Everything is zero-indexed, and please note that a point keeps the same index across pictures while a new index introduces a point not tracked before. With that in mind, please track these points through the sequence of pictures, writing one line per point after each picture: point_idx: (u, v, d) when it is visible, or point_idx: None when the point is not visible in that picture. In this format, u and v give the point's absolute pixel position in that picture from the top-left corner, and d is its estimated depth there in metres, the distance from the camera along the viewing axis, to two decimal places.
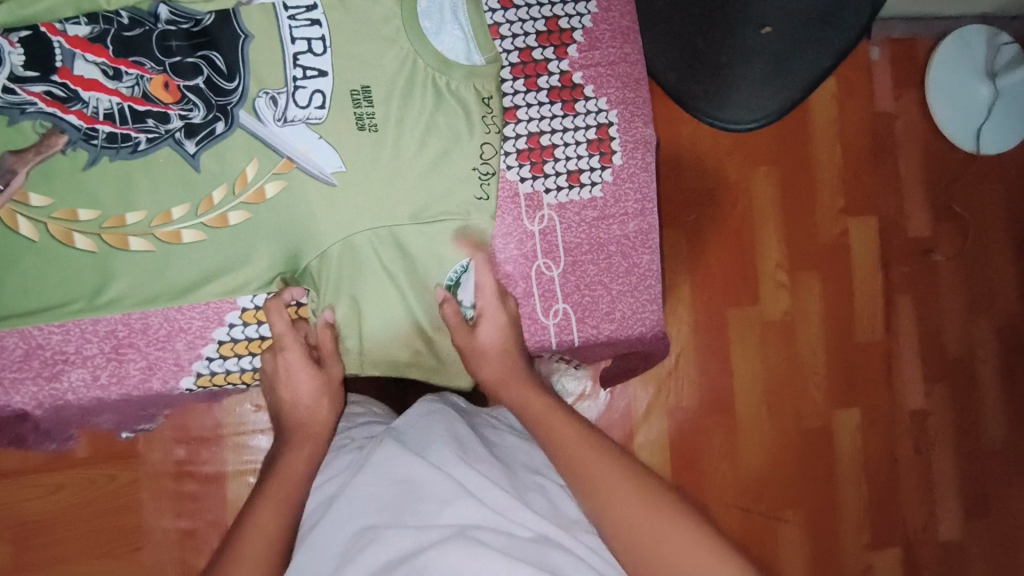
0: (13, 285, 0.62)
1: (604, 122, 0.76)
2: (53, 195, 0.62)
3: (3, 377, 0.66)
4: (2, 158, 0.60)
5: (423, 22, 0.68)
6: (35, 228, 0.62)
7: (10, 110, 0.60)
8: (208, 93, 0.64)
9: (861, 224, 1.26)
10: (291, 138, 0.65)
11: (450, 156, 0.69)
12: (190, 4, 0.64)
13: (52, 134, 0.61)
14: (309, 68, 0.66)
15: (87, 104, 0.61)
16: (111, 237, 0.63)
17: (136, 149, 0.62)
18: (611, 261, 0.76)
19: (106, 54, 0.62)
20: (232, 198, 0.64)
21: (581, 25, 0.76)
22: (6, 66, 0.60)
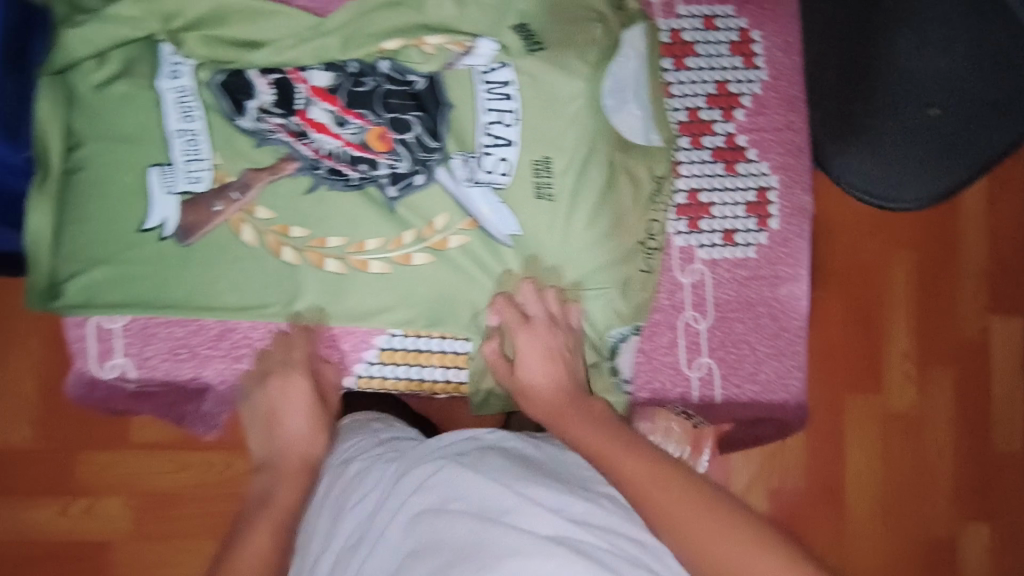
0: (225, 281, 0.71)
1: (763, 185, 0.77)
2: (275, 211, 0.72)
3: (200, 352, 0.73)
4: (243, 173, 0.71)
5: (606, 100, 0.76)
6: (255, 236, 0.71)
7: (255, 135, 0.71)
8: (414, 149, 0.73)
9: (1006, 323, 1.17)
10: (478, 198, 0.74)
11: (614, 230, 0.75)
12: (405, 59, 0.73)
13: (284, 162, 0.72)
14: (499, 137, 0.75)
15: (315, 142, 0.72)
16: (312, 255, 0.72)
17: (348, 184, 0.73)
18: (760, 321, 0.77)
19: (338, 104, 0.72)
20: (419, 241, 0.73)
21: (750, 90, 0.78)
22: (257, 98, 0.71)
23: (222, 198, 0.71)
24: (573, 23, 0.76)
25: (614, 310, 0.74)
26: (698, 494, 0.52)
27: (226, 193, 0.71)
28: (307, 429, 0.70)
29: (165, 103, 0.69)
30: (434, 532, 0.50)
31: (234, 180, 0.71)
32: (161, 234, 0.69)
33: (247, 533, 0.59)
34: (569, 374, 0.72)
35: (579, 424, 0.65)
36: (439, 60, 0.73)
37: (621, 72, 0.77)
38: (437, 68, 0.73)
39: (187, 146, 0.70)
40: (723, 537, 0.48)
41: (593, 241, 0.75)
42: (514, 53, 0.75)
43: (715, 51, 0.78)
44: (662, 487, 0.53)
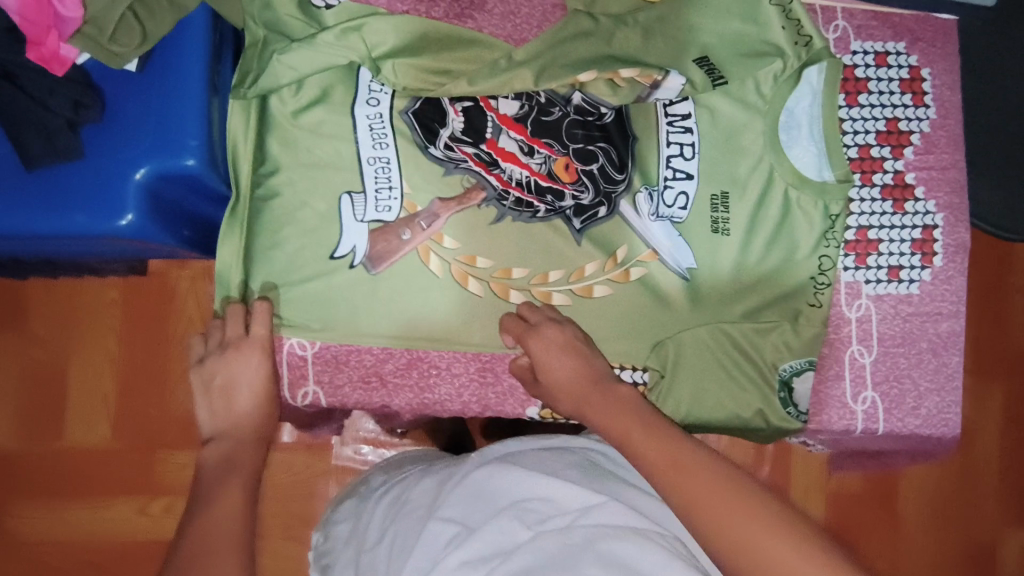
0: (414, 311, 0.71)
1: (930, 224, 0.78)
2: (462, 241, 0.71)
3: (388, 380, 0.73)
4: (431, 203, 0.71)
5: (781, 135, 0.78)
6: (443, 266, 0.71)
7: (446, 164, 0.71)
8: (600, 180, 0.74)
9: None
10: (658, 232, 0.75)
11: (785, 264, 0.77)
12: (598, 92, 0.73)
13: (473, 190, 0.71)
14: (678, 170, 0.76)
15: (504, 171, 0.72)
16: (498, 287, 0.72)
17: (534, 216, 0.72)
18: (921, 357, 0.78)
19: (526, 133, 0.72)
20: (601, 273, 0.74)
21: (919, 128, 0.79)
22: (448, 126, 0.71)
23: (412, 227, 0.70)
24: (753, 58, 0.76)
25: (785, 347, 0.76)
26: (698, 457, 0.51)
27: (416, 222, 0.70)
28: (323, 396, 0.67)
29: (359, 130, 0.70)
30: (569, 550, 0.53)
31: (423, 210, 0.70)
32: (352, 261, 0.69)
33: (213, 498, 0.55)
34: (579, 351, 0.65)
35: (597, 404, 0.60)
36: (630, 91, 0.74)
37: (798, 107, 0.78)
38: (627, 99, 0.74)
39: (379, 174, 0.70)
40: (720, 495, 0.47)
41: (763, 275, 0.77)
42: (699, 87, 0.75)
43: (886, 88, 0.79)
44: (725, 496, 0.47)
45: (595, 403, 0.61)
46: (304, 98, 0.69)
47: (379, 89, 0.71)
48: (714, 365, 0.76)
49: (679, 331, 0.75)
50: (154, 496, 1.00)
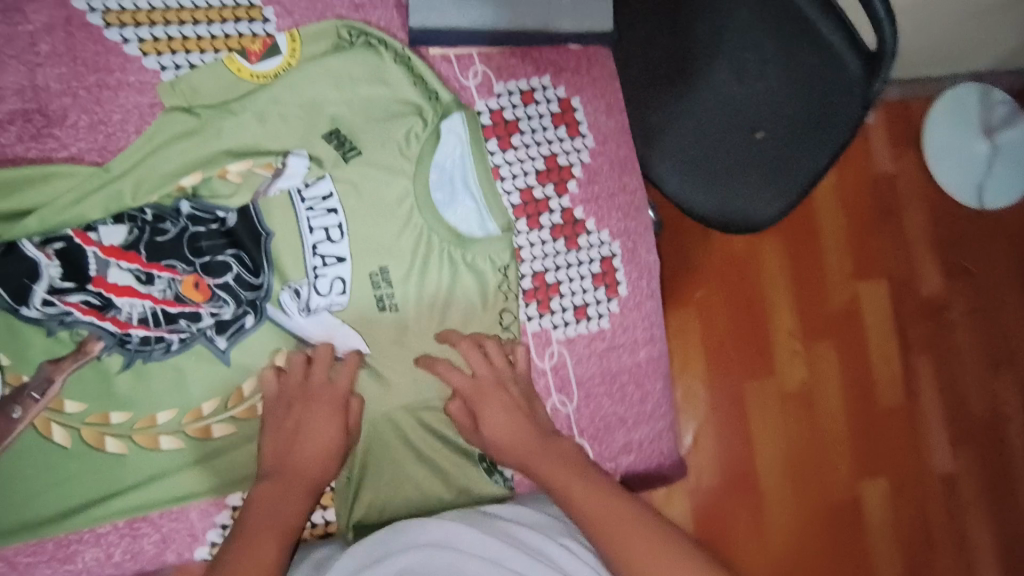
0: (54, 489, 0.65)
1: (607, 253, 0.76)
2: (86, 401, 0.65)
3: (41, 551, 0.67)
4: (42, 367, 0.64)
5: (434, 194, 0.72)
6: (69, 435, 0.65)
7: (49, 322, 0.64)
8: (237, 289, 0.69)
9: (875, 285, 1.11)
10: (314, 327, 0.70)
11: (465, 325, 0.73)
12: (210, 193, 0.68)
13: (89, 343, 0.65)
14: (328, 255, 0.70)
15: (121, 310, 0.66)
16: (141, 438, 0.67)
17: (168, 348, 0.67)
18: (624, 390, 0.76)
19: (140, 260, 0.66)
20: (262, 387, 0.69)
21: (579, 160, 0.77)
22: (42, 276, 0.64)
23: (21, 401, 0.63)
24: (388, 120, 0.72)
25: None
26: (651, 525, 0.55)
27: (25, 395, 0.63)
28: (316, 453, 0.64)
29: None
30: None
31: (31, 379, 0.64)
32: None
33: (250, 542, 0.55)
34: (527, 350, 0.72)
35: (544, 458, 0.64)
36: (245, 185, 0.68)
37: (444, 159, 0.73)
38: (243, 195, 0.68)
39: None
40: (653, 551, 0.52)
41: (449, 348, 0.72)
42: (329, 164, 0.71)
43: (539, 125, 0.76)
44: (569, 476, 0.60)
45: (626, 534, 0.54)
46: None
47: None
48: (410, 451, 0.72)
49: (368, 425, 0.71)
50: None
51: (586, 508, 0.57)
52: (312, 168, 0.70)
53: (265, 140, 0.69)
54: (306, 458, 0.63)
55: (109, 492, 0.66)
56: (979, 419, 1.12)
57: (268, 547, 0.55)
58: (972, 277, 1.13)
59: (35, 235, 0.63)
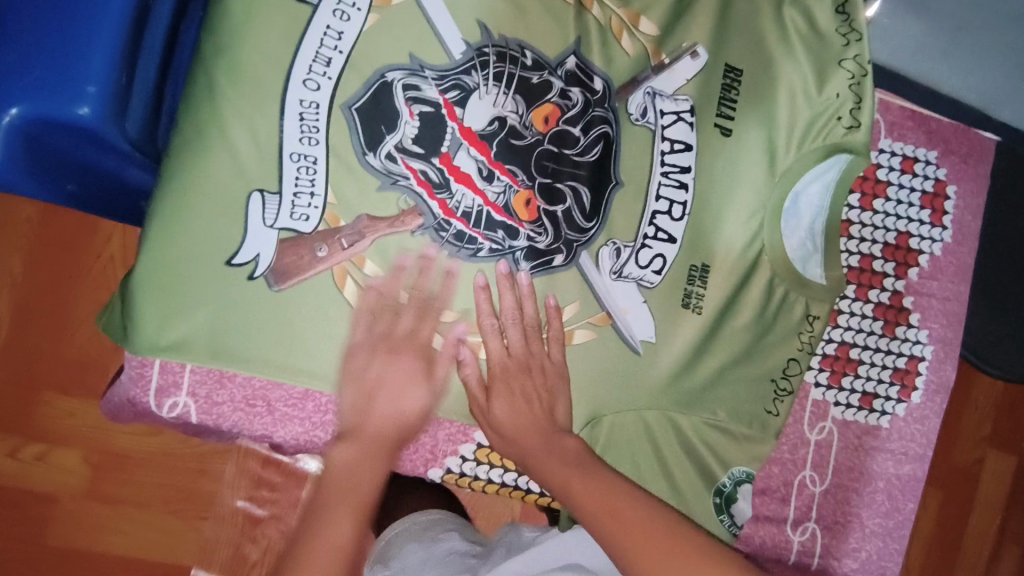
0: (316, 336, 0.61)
1: (917, 354, 0.71)
2: (386, 269, 0.62)
3: (276, 407, 0.63)
4: (359, 219, 0.61)
5: (783, 221, 0.69)
6: (359, 293, 0.62)
7: (383, 177, 0.61)
8: (563, 225, 0.65)
9: (1001, 461, 1.32)
10: (620, 295, 0.66)
11: (748, 358, 0.68)
12: (595, 63, 0.65)
13: (410, 214, 0.62)
14: (662, 229, 0.67)
15: (452, 196, 0.63)
16: (418, 328, 0.63)
17: (475, 253, 0.64)
18: (874, 495, 0.71)
19: (488, 154, 0.63)
20: (582, 318, 0.66)
21: (930, 249, 0.71)
22: (398, 131, 0.61)
23: (329, 243, 0.60)
24: (783, 104, 0.68)
25: (722, 456, 0.68)
26: (605, 487, 0.60)
27: (335, 239, 0.60)
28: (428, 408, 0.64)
29: (288, 116, 0.59)
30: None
31: (347, 226, 0.61)
32: (251, 272, 0.59)
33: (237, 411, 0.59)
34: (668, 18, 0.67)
35: (541, 439, 0.64)
36: (629, 68, 0.66)
37: (805, 193, 0.70)
38: (623, 85, 0.66)
39: (302, 175, 0.59)
40: (630, 527, 0.57)
41: (745, 371, 0.68)
42: (709, 133, 0.67)
43: (906, 198, 0.71)
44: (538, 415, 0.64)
45: (587, 499, 0.60)
46: (231, 68, 0.59)
47: (332, 48, 0.60)
48: (648, 454, 0.68)
49: (619, 409, 0.67)
50: (27, 442, 1.02)
51: (590, 509, 0.59)
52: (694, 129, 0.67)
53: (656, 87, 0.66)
54: (529, 423, 0.64)
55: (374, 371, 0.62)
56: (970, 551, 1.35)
57: (588, 491, 0.60)
58: None
59: (429, 71, 0.62)
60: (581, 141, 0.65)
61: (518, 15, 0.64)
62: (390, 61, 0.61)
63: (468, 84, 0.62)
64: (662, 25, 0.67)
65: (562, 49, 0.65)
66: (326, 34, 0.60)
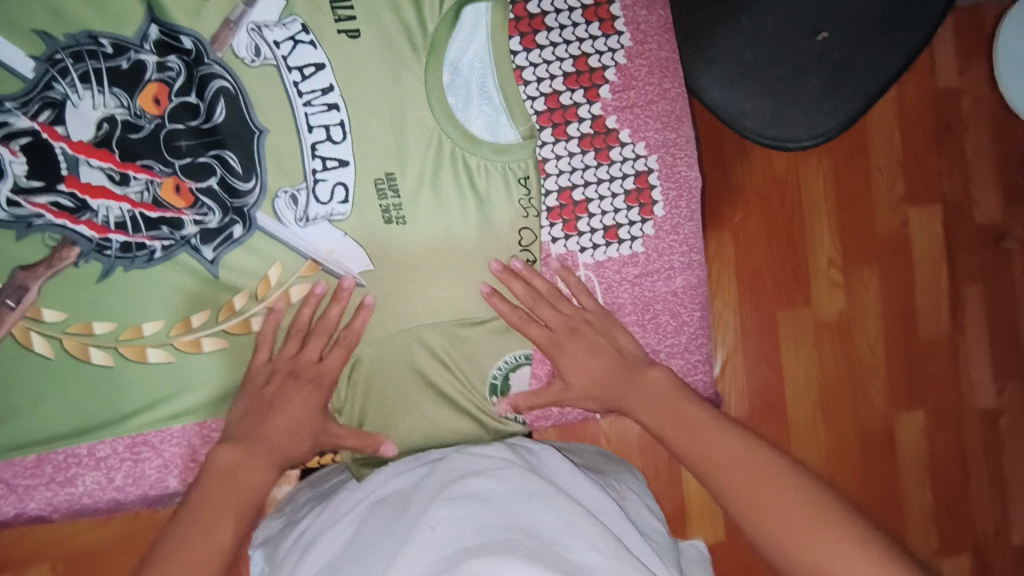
0: (30, 402, 0.60)
1: (643, 169, 0.68)
2: (65, 310, 0.60)
3: (17, 484, 0.61)
4: (14, 274, 0.59)
5: (449, 97, 0.65)
6: (49, 344, 0.60)
7: (15, 225, 0.59)
8: (222, 195, 0.62)
9: (924, 212, 1.21)
10: (316, 238, 0.64)
11: (476, 246, 0.66)
12: (178, 23, 0.60)
13: (64, 248, 0.60)
14: (329, 157, 0.63)
15: (97, 212, 0.60)
16: (128, 350, 0.61)
17: (151, 256, 0.61)
18: (658, 321, 0.70)
19: (113, 159, 0.60)
20: (290, 274, 0.64)
21: (613, 61, 0.68)
22: (7, 175, 0.58)
23: None
24: None
25: (485, 351, 0.68)
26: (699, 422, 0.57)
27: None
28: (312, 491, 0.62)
29: None
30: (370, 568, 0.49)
31: (5, 286, 0.59)
32: None
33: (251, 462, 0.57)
34: None
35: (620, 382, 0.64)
36: (217, 13, 0.61)
37: (464, 60, 0.65)
38: (219, 33, 0.61)
39: None
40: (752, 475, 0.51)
41: (467, 257, 0.66)
42: (333, 44, 0.63)
43: (568, 20, 0.67)
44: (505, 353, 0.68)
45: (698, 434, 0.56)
46: None
47: None
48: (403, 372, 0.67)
49: (364, 347, 0.66)
50: None
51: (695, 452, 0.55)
52: (313, 46, 0.63)
53: (254, 21, 0.61)
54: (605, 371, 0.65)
55: (99, 411, 0.61)
56: (933, 337, 1.23)
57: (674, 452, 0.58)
58: (945, 200, 1.22)
59: (9, 104, 0.58)
60: (201, 107, 0.61)
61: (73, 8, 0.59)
62: None
63: (57, 99, 0.59)
64: None
65: (137, 21, 0.60)
66: None
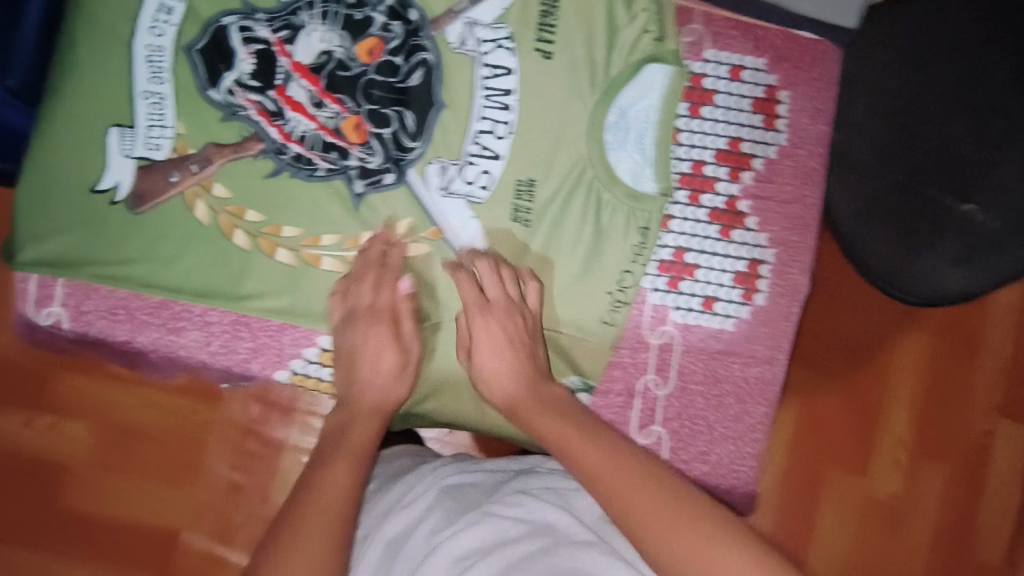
0: (170, 254, 0.69)
1: (758, 257, 0.72)
2: (232, 191, 0.69)
3: (136, 317, 0.72)
4: (206, 147, 0.69)
5: (607, 134, 0.71)
6: (208, 213, 0.69)
7: (224, 109, 0.69)
8: (390, 145, 0.70)
9: None
10: (449, 210, 0.71)
11: (580, 270, 0.71)
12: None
13: (251, 141, 0.69)
14: (487, 147, 0.71)
15: (288, 122, 0.69)
16: (263, 242, 0.70)
17: (313, 174, 0.70)
18: (723, 401, 0.72)
19: (319, 85, 0.70)
20: (416, 232, 0.71)
21: (764, 153, 0.72)
22: (235, 68, 0.69)
23: (181, 169, 0.69)
24: (601, 25, 0.71)
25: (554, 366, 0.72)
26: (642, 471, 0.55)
27: (185, 165, 0.69)
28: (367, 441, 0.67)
29: (137, 60, 0.68)
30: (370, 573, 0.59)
31: (195, 153, 0.69)
32: (113, 197, 0.68)
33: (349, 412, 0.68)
34: None
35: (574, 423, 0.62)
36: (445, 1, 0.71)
37: (633, 108, 0.71)
38: (442, 18, 0.71)
39: (152, 110, 0.69)
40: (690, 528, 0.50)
41: (569, 279, 0.71)
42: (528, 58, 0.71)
43: (737, 104, 0.72)
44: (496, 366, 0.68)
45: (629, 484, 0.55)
46: (83, 20, 0.68)
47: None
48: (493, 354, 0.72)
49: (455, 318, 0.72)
50: None
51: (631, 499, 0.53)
52: (511, 53, 0.71)
53: (473, 19, 0.71)
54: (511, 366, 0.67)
55: (218, 283, 0.70)
56: None
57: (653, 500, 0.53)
58: None
59: (260, 14, 0.69)
60: (402, 69, 0.70)
61: None
62: (224, 7, 0.69)
63: (296, 24, 0.70)
64: None
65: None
66: None
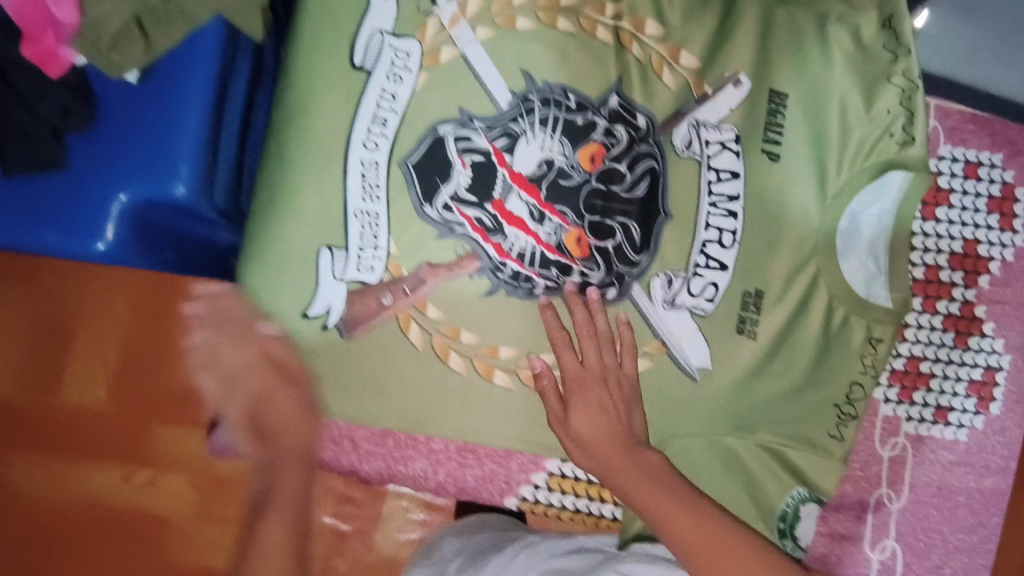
0: (386, 379, 0.67)
1: (994, 363, 0.72)
2: (448, 313, 0.66)
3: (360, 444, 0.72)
4: (419, 267, 0.65)
5: (838, 241, 0.69)
6: (422, 336, 0.66)
7: (441, 227, 0.65)
8: (614, 259, 0.66)
9: None
10: (672, 323, 0.67)
11: (809, 383, 0.69)
12: (638, 101, 0.66)
13: (468, 259, 0.65)
14: (713, 257, 0.67)
15: (507, 238, 0.65)
16: (480, 364, 0.67)
17: (531, 291, 0.66)
18: (956, 512, 0.73)
19: (538, 195, 0.64)
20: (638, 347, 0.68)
21: (1001, 256, 0.73)
22: (452, 181, 0.64)
23: (394, 290, 0.65)
24: (833, 126, 0.68)
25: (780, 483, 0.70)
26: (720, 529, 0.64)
27: (399, 286, 0.65)
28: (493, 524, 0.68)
29: (350, 177, 0.64)
30: None
31: (409, 274, 0.65)
32: (324, 323, 0.65)
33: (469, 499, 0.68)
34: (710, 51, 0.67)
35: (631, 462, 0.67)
36: (671, 104, 0.67)
37: (864, 214, 0.69)
38: (667, 121, 0.67)
39: (366, 230, 0.64)
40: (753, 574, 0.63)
41: (796, 391, 0.69)
42: (757, 162, 0.67)
43: (972, 204, 0.73)
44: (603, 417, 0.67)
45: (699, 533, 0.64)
46: (293, 138, 0.64)
47: (387, 109, 0.64)
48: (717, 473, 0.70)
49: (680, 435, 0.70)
50: (137, 466, 1.00)
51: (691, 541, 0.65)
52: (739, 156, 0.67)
53: (700, 121, 0.67)
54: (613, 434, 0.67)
55: (433, 407, 0.67)
56: None
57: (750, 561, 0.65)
58: None
59: (478, 122, 0.64)
60: (627, 177, 0.66)
61: (559, 62, 0.66)
62: (440, 116, 0.64)
63: (514, 131, 0.64)
64: (704, 55, 0.67)
65: (603, 88, 0.66)
66: (381, 97, 0.64)
